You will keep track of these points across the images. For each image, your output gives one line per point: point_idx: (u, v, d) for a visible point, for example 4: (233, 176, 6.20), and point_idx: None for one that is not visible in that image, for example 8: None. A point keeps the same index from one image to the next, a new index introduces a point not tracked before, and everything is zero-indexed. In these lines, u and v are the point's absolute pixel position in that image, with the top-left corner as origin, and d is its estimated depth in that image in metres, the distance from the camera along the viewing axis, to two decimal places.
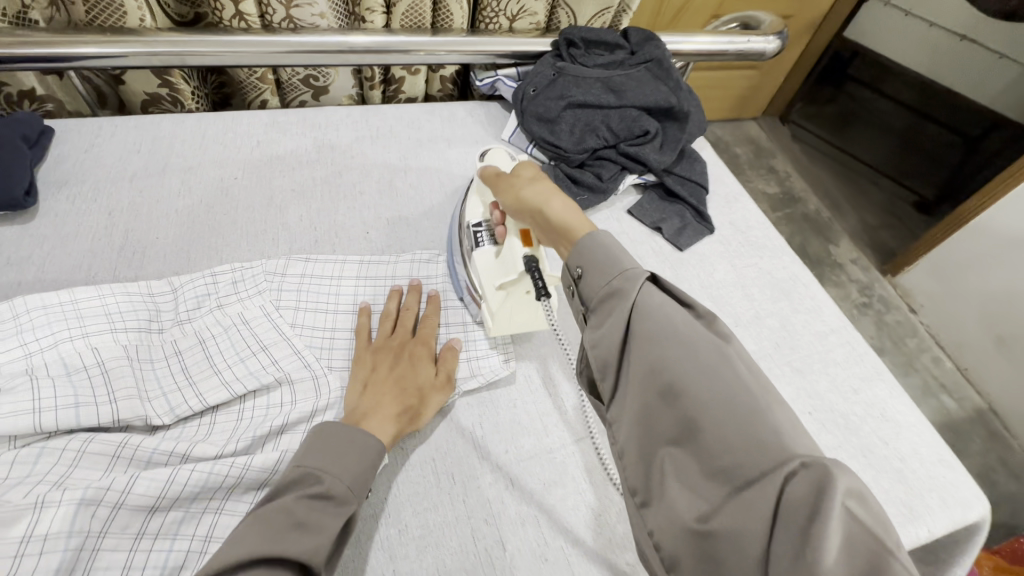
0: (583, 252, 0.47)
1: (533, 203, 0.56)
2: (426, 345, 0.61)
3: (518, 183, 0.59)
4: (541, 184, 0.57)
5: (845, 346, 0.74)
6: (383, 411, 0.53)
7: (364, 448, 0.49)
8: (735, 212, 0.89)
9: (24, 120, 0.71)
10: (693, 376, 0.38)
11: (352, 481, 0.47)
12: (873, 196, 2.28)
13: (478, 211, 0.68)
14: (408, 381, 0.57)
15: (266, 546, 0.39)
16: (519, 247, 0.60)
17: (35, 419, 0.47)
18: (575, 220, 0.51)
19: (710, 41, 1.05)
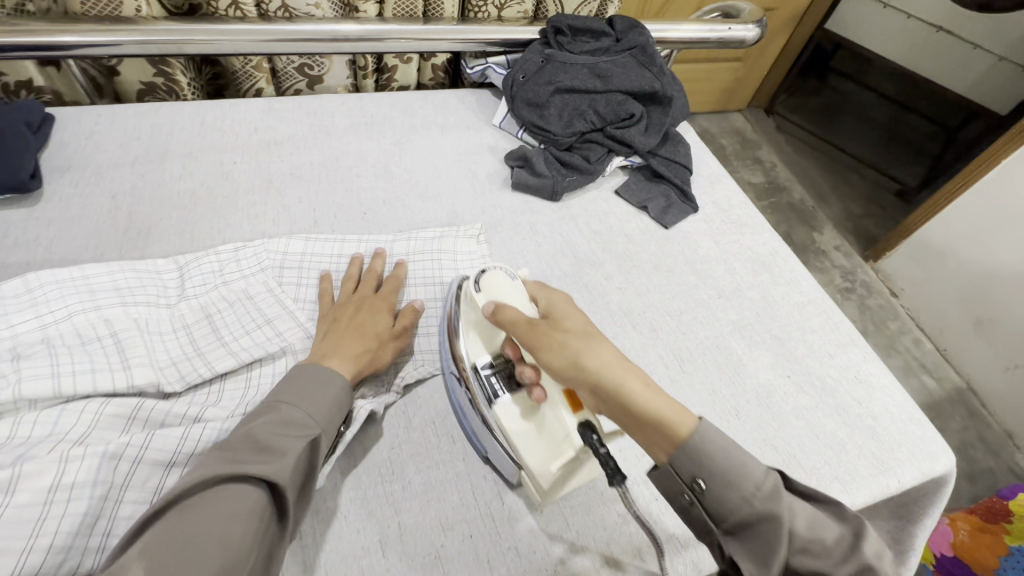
0: (704, 465, 0.44)
1: (601, 372, 0.47)
2: (386, 301, 0.65)
3: (569, 343, 0.49)
4: (606, 352, 0.49)
5: (822, 315, 0.78)
6: (343, 352, 0.57)
7: (328, 383, 0.53)
8: (718, 192, 0.93)
9: (27, 106, 0.72)
10: (709, 450, 0.44)
11: (316, 411, 0.50)
12: (855, 184, 2.34)
13: (484, 352, 0.58)
14: (369, 329, 0.60)
15: (228, 466, 0.43)
16: (568, 415, 0.49)
17: (54, 383, 0.49)
18: (668, 410, 0.46)
19: (694, 28, 1.08)
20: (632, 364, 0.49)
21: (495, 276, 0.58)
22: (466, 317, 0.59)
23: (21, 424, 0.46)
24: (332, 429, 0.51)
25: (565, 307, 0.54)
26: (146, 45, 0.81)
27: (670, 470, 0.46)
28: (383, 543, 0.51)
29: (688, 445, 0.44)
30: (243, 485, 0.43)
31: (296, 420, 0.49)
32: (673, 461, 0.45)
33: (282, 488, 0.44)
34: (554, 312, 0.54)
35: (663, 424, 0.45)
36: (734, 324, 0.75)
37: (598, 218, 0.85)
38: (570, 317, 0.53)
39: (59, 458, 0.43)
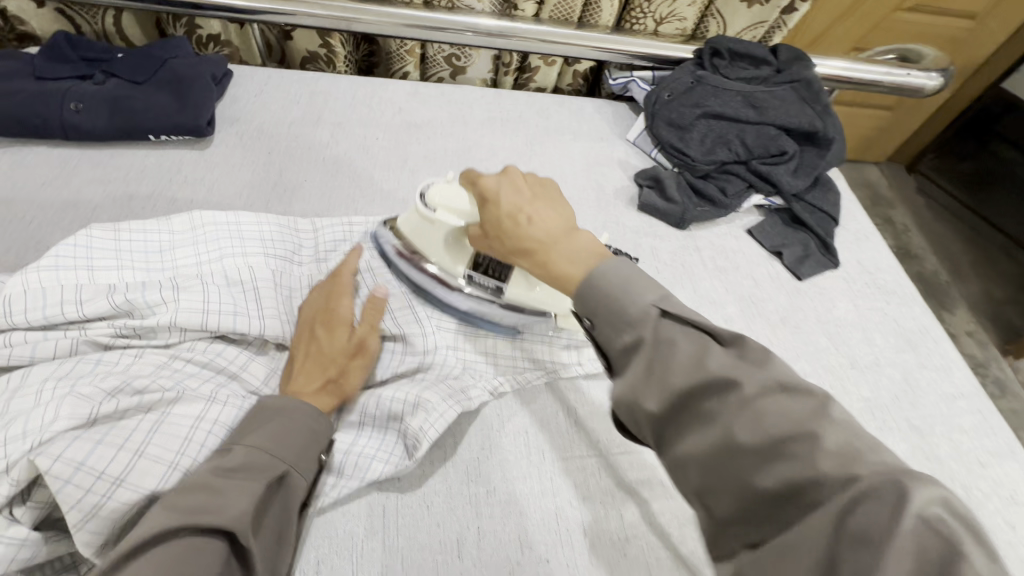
0: (588, 302, 0.41)
1: (535, 242, 0.47)
2: (338, 310, 0.56)
3: (525, 202, 0.50)
4: (549, 219, 0.48)
5: (975, 414, 0.67)
6: (301, 390, 0.50)
7: (294, 415, 0.47)
8: (865, 251, 0.83)
9: (214, 60, 0.79)
10: (623, 302, 0.39)
11: (283, 449, 0.45)
12: (1005, 268, 2.05)
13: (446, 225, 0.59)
14: (322, 354, 0.53)
15: (185, 517, 0.37)
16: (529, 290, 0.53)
17: (203, 318, 0.52)
18: (575, 267, 0.44)
19: (863, 68, 0.99)
20: (580, 241, 0.46)
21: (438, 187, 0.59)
22: (415, 222, 0.63)
23: (178, 357, 0.50)
24: (302, 466, 0.45)
25: (514, 184, 0.52)
26: (319, 18, 0.86)
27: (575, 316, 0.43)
28: (460, 545, 0.50)
29: (588, 284, 0.41)
30: (201, 541, 0.37)
31: (255, 463, 0.43)
32: (576, 307, 0.42)
33: (244, 538, 0.39)
34: (485, 196, 0.52)
35: (562, 281, 0.44)
36: (865, 402, 0.66)
37: (725, 255, 0.79)
38: (505, 197, 0.50)
39: (206, 397, 0.47)
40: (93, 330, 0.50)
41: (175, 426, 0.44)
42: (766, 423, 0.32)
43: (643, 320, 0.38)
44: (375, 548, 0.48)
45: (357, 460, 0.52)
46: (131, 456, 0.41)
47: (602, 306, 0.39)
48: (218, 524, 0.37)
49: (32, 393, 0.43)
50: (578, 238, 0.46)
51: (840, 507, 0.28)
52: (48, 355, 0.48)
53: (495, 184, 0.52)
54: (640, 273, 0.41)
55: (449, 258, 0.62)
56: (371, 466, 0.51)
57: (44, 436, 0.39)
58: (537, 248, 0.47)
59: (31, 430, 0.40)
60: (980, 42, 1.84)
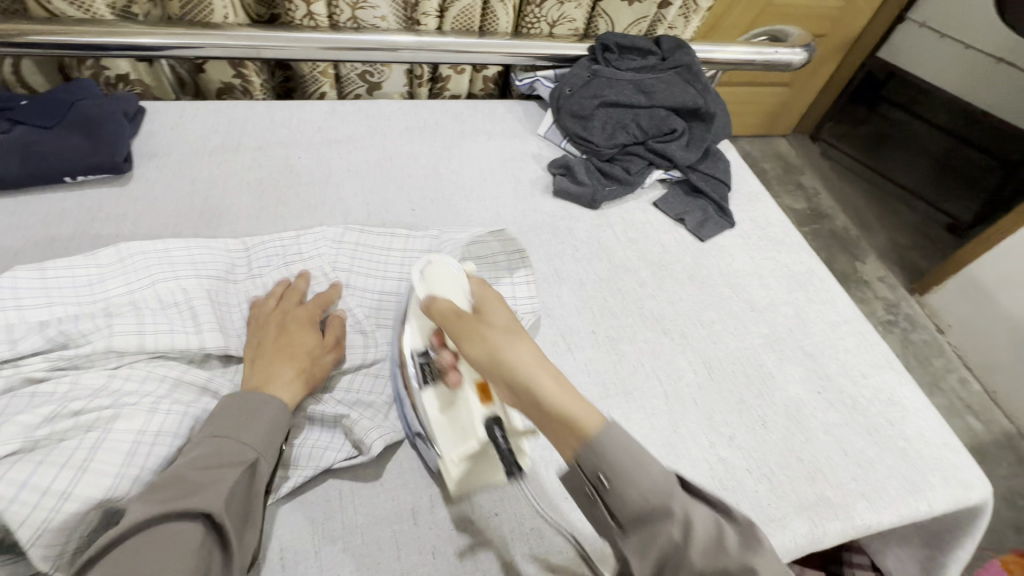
0: (599, 457, 0.42)
1: (520, 373, 0.47)
2: (305, 315, 0.62)
3: (490, 336, 0.50)
4: (521, 349, 0.49)
5: (857, 335, 0.78)
6: (282, 382, 0.54)
7: (260, 407, 0.51)
8: (757, 209, 0.94)
9: (124, 98, 0.81)
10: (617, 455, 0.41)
11: (250, 438, 0.49)
12: (902, 216, 2.28)
13: (417, 341, 0.59)
14: (296, 349, 0.58)
15: (165, 504, 0.41)
16: (477, 405, 0.52)
17: (141, 339, 0.55)
18: (579, 408, 0.45)
19: (739, 50, 1.11)
20: (562, 386, 0.46)
21: (437, 272, 0.60)
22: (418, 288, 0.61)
23: (116, 378, 0.52)
24: (270, 454, 0.49)
25: (500, 308, 0.55)
26: (227, 48, 0.88)
27: (577, 470, 0.44)
28: (416, 513, 0.54)
29: (585, 444, 0.42)
30: (181, 524, 0.41)
31: (223, 453, 0.47)
32: (582, 457, 0.42)
33: (221, 518, 0.43)
34: (480, 306, 0.56)
35: (569, 426, 0.44)
36: (765, 338, 0.75)
37: (635, 227, 0.87)
38: (494, 317, 0.54)
39: (149, 408, 0.49)
40: (28, 366, 0.52)
41: (120, 437, 0.46)
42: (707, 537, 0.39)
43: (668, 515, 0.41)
44: (336, 528, 0.52)
45: (312, 449, 0.55)
46: (75, 471, 0.43)
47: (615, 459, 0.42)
48: (199, 505, 0.42)
49: None
50: (563, 380, 0.47)
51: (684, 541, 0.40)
52: None
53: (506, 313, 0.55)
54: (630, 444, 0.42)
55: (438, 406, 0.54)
56: (326, 453, 0.55)
57: None
58: (521, 385, 0.47)
59: None
60: (853, 17, 2.06)
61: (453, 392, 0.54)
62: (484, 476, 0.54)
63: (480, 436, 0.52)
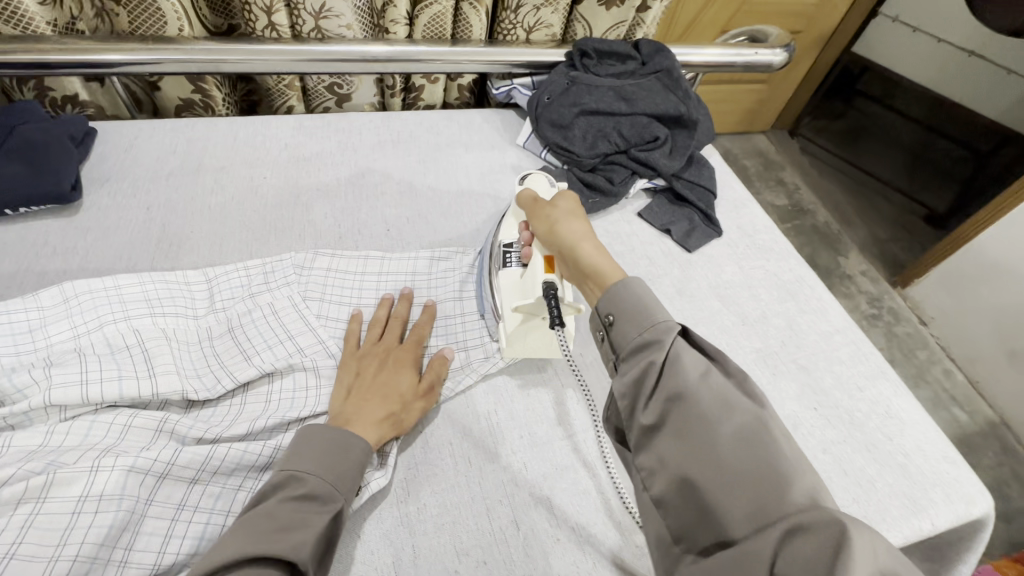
0: (613, 301, 0.50)
1: (565, 241, 0.59)
2: (410, 353, 0.62)
3: (556, 216, 0.63)
4: (579, 226, 0.61)
5: (850, 345, 0.76)
6: (369, 422, 0.54)
7: (352, 445, 0.51)
8: (743, 216, 0.92)
9: (71, 121, 0.75)
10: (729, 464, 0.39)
11: (335, 480, 0.48)
12: (882, 210, 2.30)
13: (513, 230, 0.69)
14: (391, 389, 0.57)
15: (257, 544, 0.40)
16: (540, 271, 0.61)
17: (82, 390, 0.49)
18: (602, 261, 0.56)
19: (719, 52, 1.09)
20: (602, 257, 0.57)
21: (537, 178, 0.71)
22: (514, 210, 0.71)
23: (54, 434, 0.48)
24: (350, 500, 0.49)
25: (569, 220, 0.62)
26: (184, 63, 0.83)
27: (595, 315, 0.52)
28: (397, 567, 0.50)
29: (605, 289, 0.53)
30: (270, 568, 0.40)
31: (314, 492, 0.46)
32: (601, 305, 0.51)
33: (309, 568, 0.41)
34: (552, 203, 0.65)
35: (594, 274, 0.55)
36: (758, 352, 0.73)
37: (620, 240, 0.84)
38: (562, 202, 0.65)
39: (89, 468, 0.44)
40: None
41: (55, 510, 0.42)
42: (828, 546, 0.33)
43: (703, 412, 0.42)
44: None
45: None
46: (1, 561, 0.39)
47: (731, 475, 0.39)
48: (287, 551, 0.40)
49: None
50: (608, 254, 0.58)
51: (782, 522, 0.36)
52: None
53: (566, 203, 0.65)
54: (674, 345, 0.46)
55: (512, 293, 0.62)
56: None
57: None
58: (565, 253, 0.59)
59: None
60: (828, 13, 2.06)
61: (526, 266, 0.64)
62: (536, 347, 0.64)
63: (537, 294, 0.59)
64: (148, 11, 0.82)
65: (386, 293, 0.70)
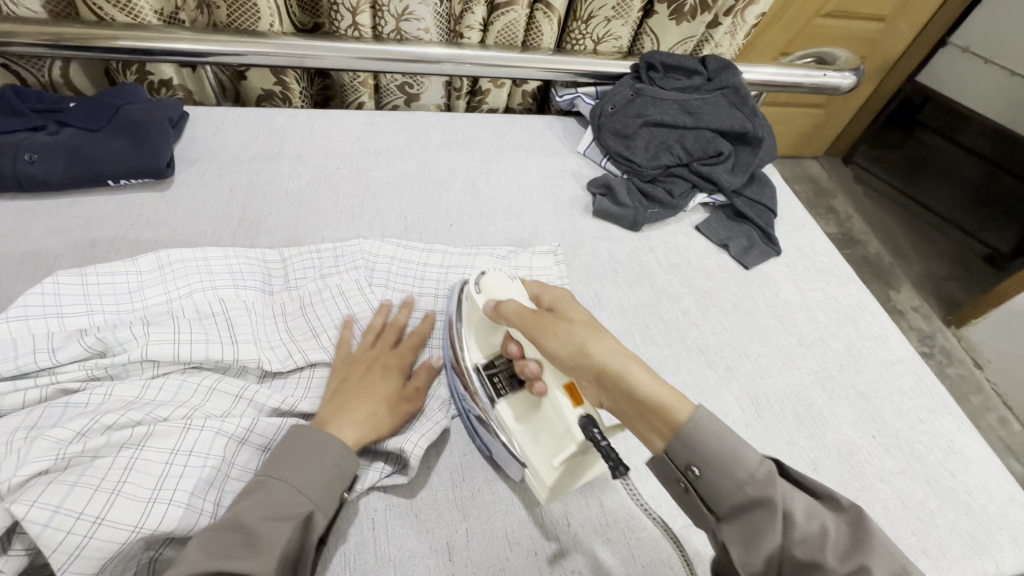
0: (691, 447, 0.44)
1: (595, 360, 0.49)
2: (402, 360, 0.61)
3: (572, 330, 0.51)
4: (612, 345, 0.50)
5: (912, 376, 0.74)
6: (346, 423, 0.52)
7: (326, 448, 0.49)
8: (803, 237, 0.91)
9: (169, 104, 0.81)
10: (757, 518, 0.41)
11: (309, 487, 0.47)
12: (939, 245, 2.21)
13: (484, 352, 0.59)
14: (378, 393, 0.56)
15: (216, 561, 0.40)
16: (568, 408, 0.50)
17: (175, 349, 0.53)
18: (663, 393, 0.46)
19: (785, 72, 1.08)
20: (636, 368, 0.48)
21: (495, 279, 0.61)
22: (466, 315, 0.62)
23: (151, 387, 0.51)
24: (325, 506, 0.47)
25: (568, 300, 0.57)
26: (272, 57, 0.88)
27: (668, 463, 0.46)
28: (450, 548, 0.52)
29: (682, 432, 0.44)
30: None
31: (283, 502, 0.45)
32: (672, 450, 0.45)
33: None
34: (556, 305, 0.56)
35: (660, 407, 0.46)
36: (815, 375, 0.72)
37: (677, 252, 0.85)
38: (570, 308, 0.55)
39: (181, 426, 0.48)
40: (64, 374, 0.50)
41: (151, 461, 0.45)
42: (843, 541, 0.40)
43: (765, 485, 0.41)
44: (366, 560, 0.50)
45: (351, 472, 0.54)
46: (108, 495, 0.43)
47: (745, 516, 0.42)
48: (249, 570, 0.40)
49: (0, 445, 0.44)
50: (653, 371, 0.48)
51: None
52: (16, 405, 0.48)
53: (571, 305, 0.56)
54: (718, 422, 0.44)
55: (511, 412, 0.55)
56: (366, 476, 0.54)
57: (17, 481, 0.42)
58: (608, 372, 0.48)
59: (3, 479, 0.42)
60: (895, 38, 2.01)
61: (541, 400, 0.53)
62: (577, 468, 0.51)
63: (577, 436, 0.48)
64: (246, 6, 0.88)
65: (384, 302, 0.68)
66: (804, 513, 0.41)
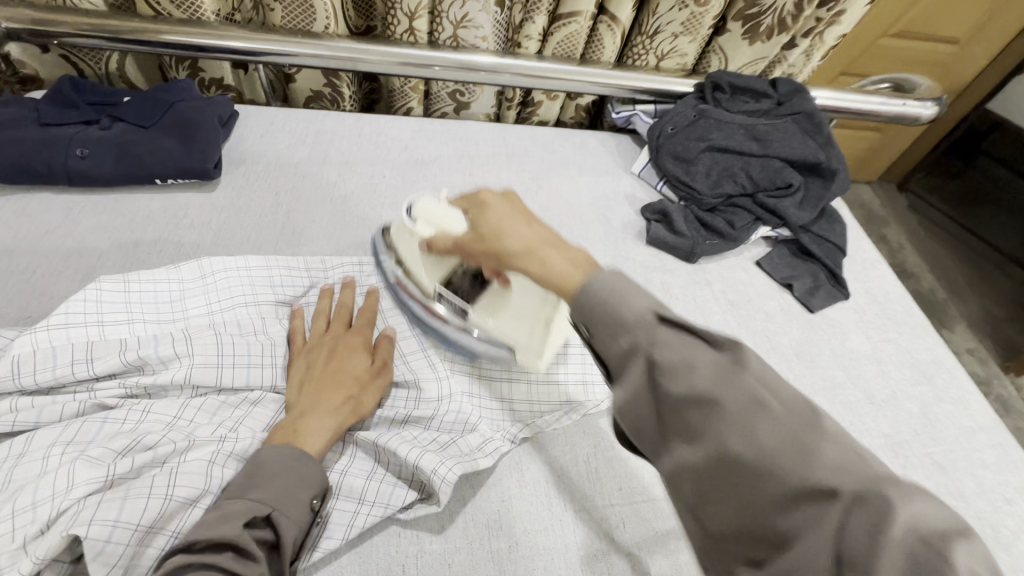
0: (601, 310, 0.37)
1: (508, 250, 0.45)
2: (360, 337, 0.57)
3: (488, 241, 0.47)
4: (534, 232, 0.46)
5: (996, 448, 0.67)
6: (324, 409, 0.50)
7: (282, 460, 0.44)
8: (874, 281, 0.84)
9: (220, 102, 0.78)
10: (622, 321, 0.36)
11: (270, 492, 0.42)
12: (1001, 285, 2.07)
13: (438, 274, 0.60)
14: (346, 373, 0.53)
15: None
16: (528, 302, 0.54)
17: (218, 373, 0.51)
18: (568, 273, 0.42)
19: (861, 99, 1.01)
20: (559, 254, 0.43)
21: (426, 206, 0.57)
22: (409, 257, 0.61)
23: (190, 406, 0.49)
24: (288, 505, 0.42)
25: (497, 210, 0.48)
26: (325, 60, 0.86)
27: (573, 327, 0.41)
28: None
29: (582, 305, 0.38)
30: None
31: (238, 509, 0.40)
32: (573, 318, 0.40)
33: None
34: (476, 203, 0.50)
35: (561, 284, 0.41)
36: (886, 439, 0.65)
37: (735, 288, 0.79)
38: (494, 218, 0.48)
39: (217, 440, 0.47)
40: (102, 390, 0.48)
41: (196, 466, 0.44)
42: (849, 487, 0.29)
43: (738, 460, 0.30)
44: None
45: (379, 490, 0.51)
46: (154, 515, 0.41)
47: (599, 316, 0.37)
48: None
49: (39, 463, 0.41)
50: (568, 248, 0.44)
51: (889, 551, 0.26)
52: (54, 418, 0.46)
53: (494, 198, 0.50)
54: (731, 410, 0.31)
55: (482, 313, 0.58)
56: (392, 500, 0.51)
57: (62, 503, 0.39)
58: (513, 263, 0.45)
59: (42, 499, 0.39)
60: (965, 66, 1.89)
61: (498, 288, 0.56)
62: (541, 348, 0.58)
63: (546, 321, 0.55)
64: (303, 7, 0.86)
65: (325, 284, 0.64)
66: (770, 411, 0.31)
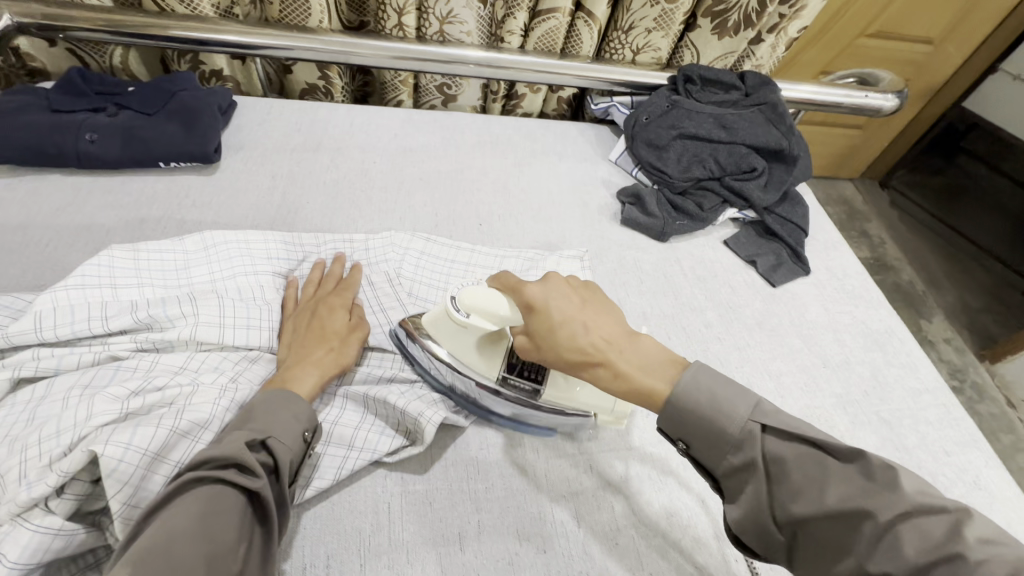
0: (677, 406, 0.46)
1: (588, 351, 0.49)
2: (342, 298, 0.62)
3: (558, 330, 0.49)
4: (603, 326, 0.51)
5: (940, 407, 0.72)
6: (306, 359, 0.55)
7: (274, 399, 0.49)
8: (834, 259, 0.89)
9: (220, 92, 0.84)
10: (692, 421, 0.46)
11: (268, 422, 0.47)
12: (976, 276, 2.14)
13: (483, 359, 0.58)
14: (326, 329, 0.58)
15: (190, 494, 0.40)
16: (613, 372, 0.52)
17: (221, 332, 0.56)
18: (644, 373, 0.48)
19: (827, 91, 1.07)
20: (608, 313, 0.53)
21: (469, 292, 0.54)
22: (444, 334, 0.59)
23: (195, 359, 0.54)
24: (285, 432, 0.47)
25: (557, 295, 0.51)
26: (319, 53, 0.91)
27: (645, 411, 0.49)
28: (462, 538, 0.53)
29: (671, 405, 0.46)
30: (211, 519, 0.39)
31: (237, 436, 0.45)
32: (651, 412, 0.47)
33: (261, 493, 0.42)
34: (523, 296, 0.52)
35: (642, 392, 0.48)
36: (838, 399, 0.71)
37: (703, 265, 0.84)
38: (555, 306, 0.50)
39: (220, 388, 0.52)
40: (115, 344, 0.53)
41: (201, 407, 0.49)
42: (825, 476, 0.41)
43: (747, 439, 0.44)
44: (381, 542, 0.51)
45: (367, 437, 0.56)
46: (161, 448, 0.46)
47: (692, 420, 0.46)
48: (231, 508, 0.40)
49: (59, 400, 0.46)
50: (637, 344, 0.50)
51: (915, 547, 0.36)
52: (71, 366, 0.51)
53: (542, 293, 0.51)
54: (712, 375, 0.47)
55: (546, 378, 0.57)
56: (380, 444, 0.56)
57: (81, 431, 0.44)
58: (607, 360, 0.49)
59: (65, 428, 0.44)
60: (939, 64, 1.95)
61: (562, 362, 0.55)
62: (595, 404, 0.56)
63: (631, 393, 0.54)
64: (298, 3, 0.91)
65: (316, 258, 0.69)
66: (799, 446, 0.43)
